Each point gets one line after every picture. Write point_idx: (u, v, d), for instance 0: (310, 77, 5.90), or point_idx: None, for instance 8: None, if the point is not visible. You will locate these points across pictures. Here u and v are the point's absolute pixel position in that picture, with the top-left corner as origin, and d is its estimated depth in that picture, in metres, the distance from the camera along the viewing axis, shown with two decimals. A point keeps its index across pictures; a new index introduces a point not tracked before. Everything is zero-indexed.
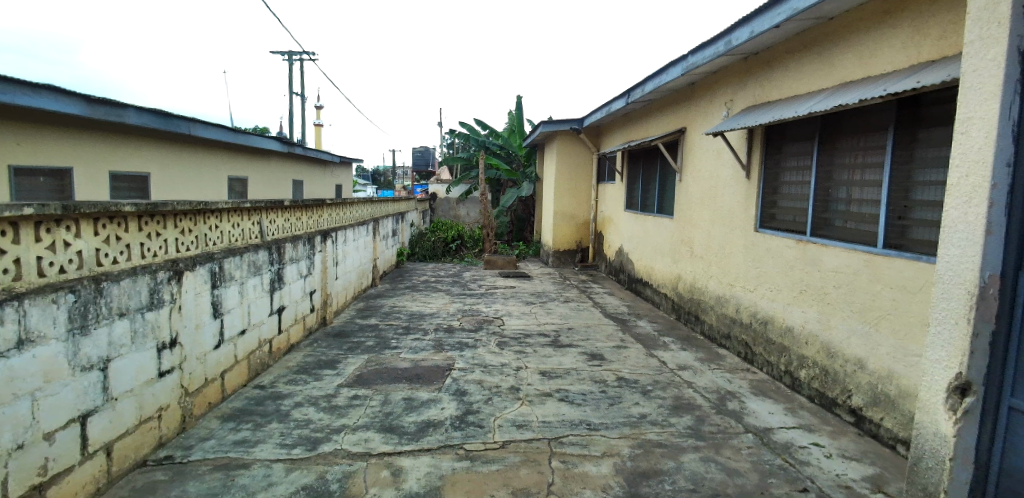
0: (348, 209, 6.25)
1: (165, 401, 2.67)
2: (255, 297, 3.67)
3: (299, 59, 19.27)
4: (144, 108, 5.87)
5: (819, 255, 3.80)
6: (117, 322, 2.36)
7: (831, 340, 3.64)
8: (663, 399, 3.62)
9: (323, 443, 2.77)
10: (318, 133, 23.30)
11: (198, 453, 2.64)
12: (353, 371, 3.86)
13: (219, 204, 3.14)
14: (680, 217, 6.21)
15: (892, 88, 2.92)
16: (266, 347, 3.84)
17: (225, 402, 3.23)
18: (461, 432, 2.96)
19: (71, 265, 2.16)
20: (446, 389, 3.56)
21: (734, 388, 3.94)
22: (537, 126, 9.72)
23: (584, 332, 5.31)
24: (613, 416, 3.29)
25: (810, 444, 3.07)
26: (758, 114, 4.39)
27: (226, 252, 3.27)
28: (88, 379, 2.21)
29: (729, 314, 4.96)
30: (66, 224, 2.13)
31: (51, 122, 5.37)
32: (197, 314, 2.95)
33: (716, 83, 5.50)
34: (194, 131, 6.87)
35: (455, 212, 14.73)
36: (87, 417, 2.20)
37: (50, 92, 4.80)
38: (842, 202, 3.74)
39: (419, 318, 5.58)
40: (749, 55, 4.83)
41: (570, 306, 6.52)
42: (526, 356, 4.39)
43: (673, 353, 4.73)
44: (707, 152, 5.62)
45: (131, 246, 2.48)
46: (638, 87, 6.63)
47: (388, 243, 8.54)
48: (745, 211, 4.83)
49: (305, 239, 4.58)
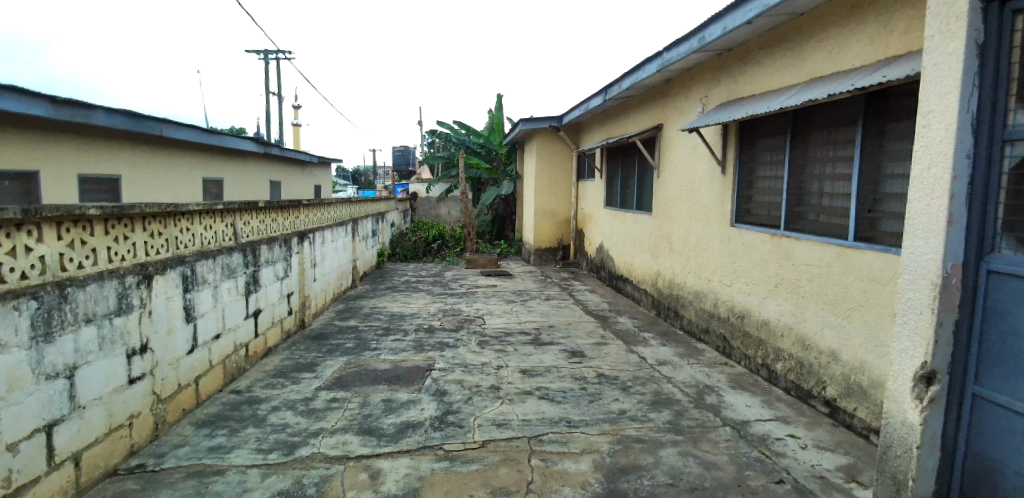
0: (326, 209, 6.19)
1: (136, 408, 2.62)
2: (230, 300, 3.61)
3: (275, 58, 18.92)
4: (113, 108, 5.72)
5: (793, 249, 3.87)
6: (84, 329, 2.31)
7: (806, 333, 3.72)
8: (642, 395, 3.65)
9: (300, 447, 2.74)
10: (297, 133, 22.94)
11: (171, 460, 2.59)
12: (333, 373, 3.84)
13: (190, 207, 3.09)
14: (659, 213, 6.26)
15: (860, 82, 2.99)
16: (242, 351, 3.78)
17: (200, 407, 3.18)
18: (440, 433, 2.95)
19: (33, 270, 2.10)
20: (426, 390, 3.55)
21: (712, 382, 3.99)
22: (517, 124, 9.71)
23: (565, 329, 5.32)
24: (593, 413, 3.31)
25: (786, 436, 3.13)
26: (732, 109, 4.46)
27: (199, 255, 3.21)
28: (54, 387, 2.15)
29: (708, 308, 5.02)
30: (27, 228, 2.06)
31: (14, 123, 5.19)
32: (168, 318, 2.89)
33: (691, 80, 5.56)
34: (166, 132, 6.73)
35: (436, 211, 14.69)
36: (53, 426, 2.15)
37: (14, 93, 4.65)
38: (814, 196, 3.81)
39: (400, 318, 5.55)
40: (723, 52, 4.88)
41: (551, 304, 6.53)
42: (506, 354, 4.39)
43: (653, 349, 4.78)
44: (684, 148, 5.68)
45: (97, 251, 2.42)
46: (616, 84, 6.67)
47: (368, 243, 8.48)
48: (721, 206, 4.89)
49: (281, 241, 4.53)
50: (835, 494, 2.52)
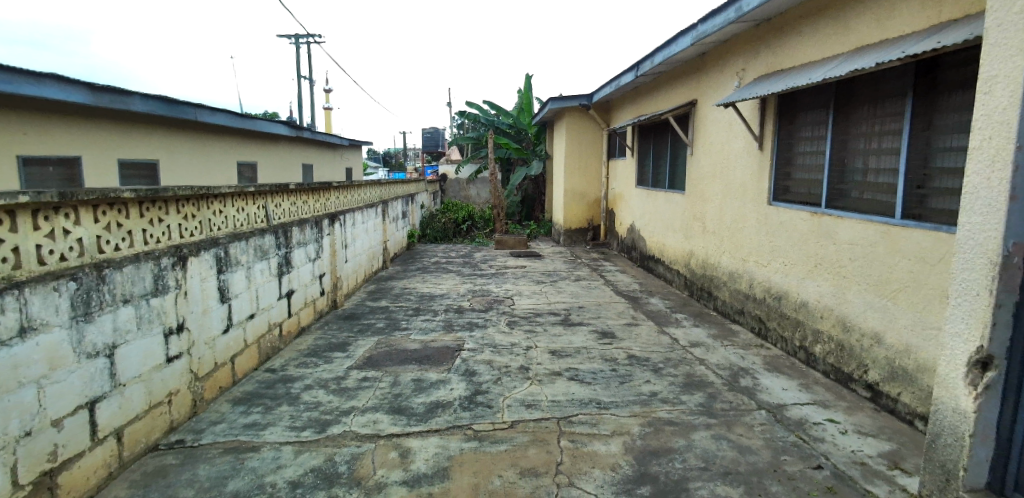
0: (357, 192, 6.24)
1: (174, 386, 2.70)
2: (263, 281, 3.68)
3: (307, 42, 19.11)
4: (149, 94, 5.85)
5: (834, 227, 3.71)
6: (122, 309, 2.37)
7: (846, 314, 3.57)
8: (674, 377, 3.58)
9: (332, 425, 2.78)
10: (328, 117, 23.19)
11: (209, 436, 2.67)
12: (364, 353, 3.89)
13: (222, 189, 3.14)
14: (692, 191, 6.10)
15: (911, 49, 2.79)
16: (276, 331, 3.86)
17: (236, 385, 3.27)
18: (470, 413, 2.95)
19: (72, 253, 2.16)
20: (456, 370, 3.56)
21: (747, 364, 3.89)
22: (546, 103, 9.56)
23: (596, 310, 5.26)
24: (624, 394, 3.27)
25: (825, 420, 3.03)
26: (770, 82, 4.26)
27: (232, 237, 3.27)
28: (95, 366, 2.23)
29: (743, 289, 4.88)
30: (65, 212, 2.11)
31: (56, 111, 5.36)
32: (203, 299, 2.96)
33: (727, 53, 5.34)
34: (200, 116, 6.86)
35: (466, 193, 14.71)
36: (96, 403, 2.23)
37: (54, 81, 4.79)
38: (858, 171, 3.63)
39: (430, 299, 5.58)
40: (761, 22, 4.66)
41: (581, 284, 6.47)
42: (536, 335, 4.37)
43: (686, 330, 4.69)
44: (719, 124, 5.48)
45: (133, 233, 2.48)
46: (647, 59, 6.46)
47: (398, 225, 8.56)
48: (758, 183, 4.72)
49: (312, 223, 4.58)
50: (877, 482, 2.42)
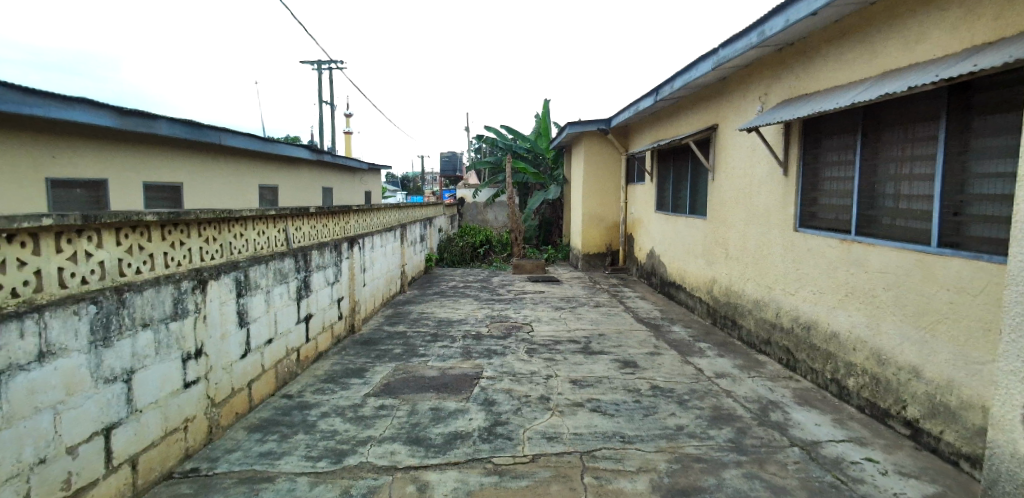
0: (376, 215, 6.25)
1: (190, 412, 2.66)
2: (282, 305, 3.65)
3: (329, 69, 19.54)
4: (175, 118, 5.98)
5: (865, 255, 3.59)
6: (140, 333, 2.35)
7: (881, 346, 3.42)
8: (701, 410, 3.45)
9: (348, 455, 2.71)
10: (349, 141, 23.57)
11: (223, 465, 2.61)
12: (381, 379, 3.81)
13: (243, 212, 3.14)
14: (714, 217, 5.99)
15: (944, 73, 2.72)
16: (293, 356, 3.82)
17: (253, 412, 3.21)
18: (489, 445, 2.85)
19: (93, 276, 2.15)
20: (475, 399, 3.47)
21: (777, 397, 3.73)
22: (564, 128, 9.58)
23: (617, 338, 5.13)
24: (648, 428, 3.14)
25: (863, 460, 2.87)
26: (794, 107, 4.19)
27: (252, 260, 3.26)
28: (112, 391, 2.19)
29: (769, 318, 4.73)
30: (87, 234, 2.11)
31: (85, 134, 5.49)
32: (222, 324, 2.93)
33: (749, 77, 5.29)
34: (223, 140, 6.98)
35: (483, 216, 14.74)
36: (112, 429, 2.19)
37: (83, 105, 4.92)
38: (889, 197, 3.52)
39: (448, 324, 5.51)
40: (783, 46, 4.62)
41: (601, 311, 6.35)
42: (556, 363, 4.26)
43: (711, 360, 4.54)
44: (742, 149, 5.41)
45: (154, 256, 2.47)
46: (667, 84, 6.44)
47: (416, 248, 8.56)
48: (784, 209, 4.61)
49: (331, 246, 4.57)
50: None
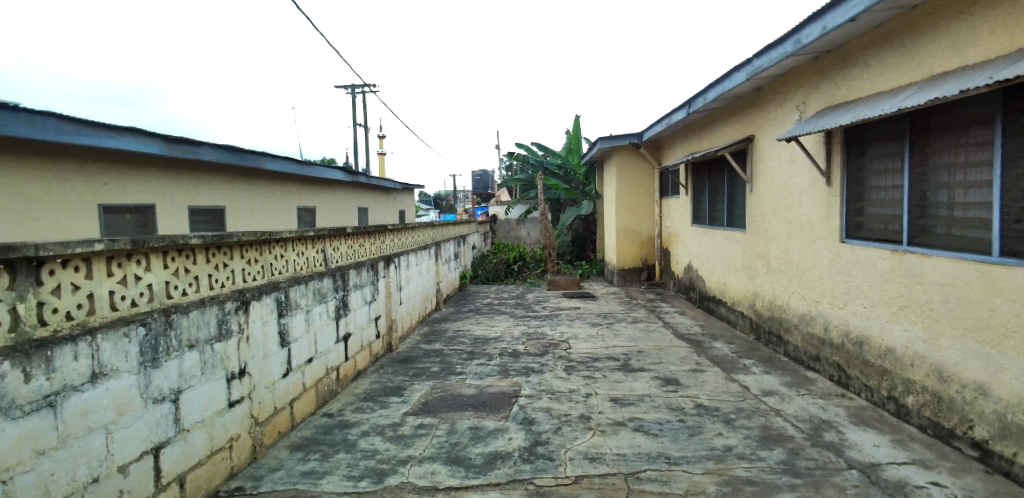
0: (410, 234, 6.32)
1: (235, 431, 2.69)
2: (322, 324, 3.70)
3: (363, 92, 20.08)
4: (218, 145, 6.22)
5: (920, 266, 3.41)
6: (187, 354, 2.40)
7: (942, 362, 3.23)
8: (749, 430, 3.31)
9: (389, 475, 2.70)
10: (383, 162, 24.06)
11: (267, 484, 2.63)
12: (419, 398, 3.81)
13: (283, 234, 3.21)
14: (754, 229, 5.83)
15: (999, 74, 2.59)
16: (333, 375, 3.85)
17: (295, 430, 3.24)
18: (530, 465, 2.80)
19: (142, 298, 2.21)
20: (514, 418, 3.42)
21: (830, 417, 3.56)
22: (595, 143, 9.55)
23: (656, 355, 5.01)
24: (694, 449, 3.03)
25: (929, 484, 2.69)
26: (835, 115, 4.06)
27: (292, 281, 3.32)
28: (160, 411, 2.24)
29: (817, 333, 4.54)
30: (136, 258, 2.18)
31: (135, 162, 5.75)
32: (264, 343, 2.98)
33: (785, 86, 5.17)
34: (263, 164, 7.22)
35: (516, 233, 14.77)
36: (160, 449, 2.23)
37: (132, 134, 5.17)
38: (943, 205, 3.35)
39: (484, 342, 5.49)
40: (821, 53, 4.50)
41: (639, 327, 6.23)
42: (595, 381, 4.18)
43: (756, 378, 4.37)
44: (780, 159, 5.26)
45: (199, 278, 2.53)
46: (700, 96, 6.35)
47: (451, 266, 8.61)
48: (829, 220, 4.44)
49: (368, 265, 4.63)
50: None
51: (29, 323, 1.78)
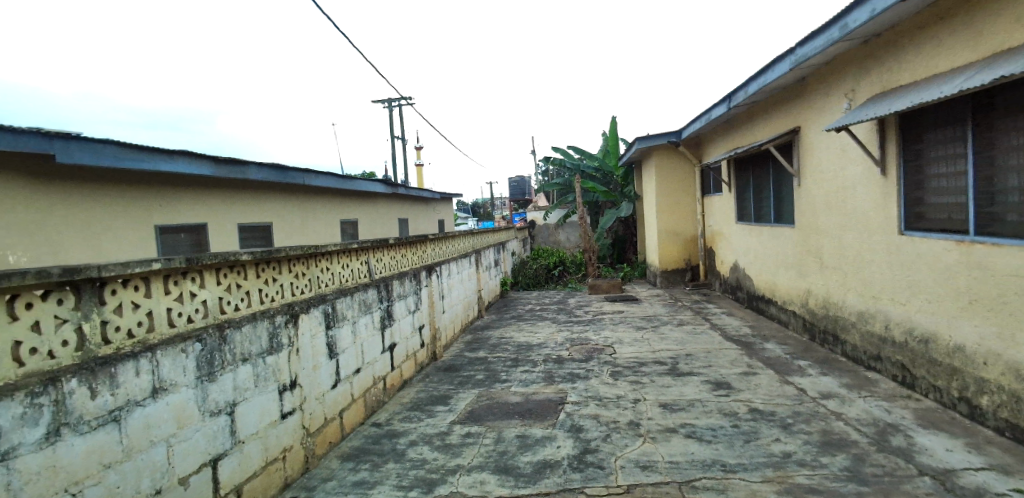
0: (451, 242, 6.37)
1: (288, 442, 2.75)
2: (368, 335, 3.75)
3: (399, 105, 20.48)
4: (263, 163, 6.45)
5: (991, 258, 3.19)
6: (241, 368, 2.47)
7: (1020, 360, 3.00)
8: (808, 435, 3.15)
9: (438, 485, 2.69)
10: (420, 173, 24.43)
11: (320, 494, 2.67)
12: (465, 406, 3.80)
13: (328, 247, 3.28)
14: (804, 224, 5.60)
15: None
16: (380, 385, 3.90)
17: (345, 440, 3.29)
18: (580, 474, 2.74)
19: (198, 314, 2.29)
20: (561, 425, 3.37)
21: (895, 420, 3.35)
22: (632, 144, 9.41)
23: (705, 358, 4.86)
24: (751, 455, 2.90)
25: (1012, 491, 2.49)
26: (887, 101, 3.85)
27: (338, 293, 3.38)
28: (217, 424, 2.31)
29: (877, 332, 4.30)
30: (191, 276, 2.25)
31: (188, 183, 6.02)
32: (314, 355, 3.04)
33: (831, 75, 4.96)
34: (306, 181, 7.43)
35: (555, 238, 14.71)
36: (218, 460, 2.29)
37: (183, 157, 5.42)
38: (1014, 191, 3.12)
39: (527, 349, 5.45)
40: (869, 38, 4.29)
41: (685, 330, 6.07)
42: (643, 386, 4.08)
43: (813, 380, 4.18)
44: (830, 151, 5.04)
45: (250, 293, 2.60)
46: (741, 90, 6.16)
47: (491, 273, 8.63)
48: (885, 212, 4.22)
49: (411, 275, 4.68)
50: None
51: (94, 342, 1.85)
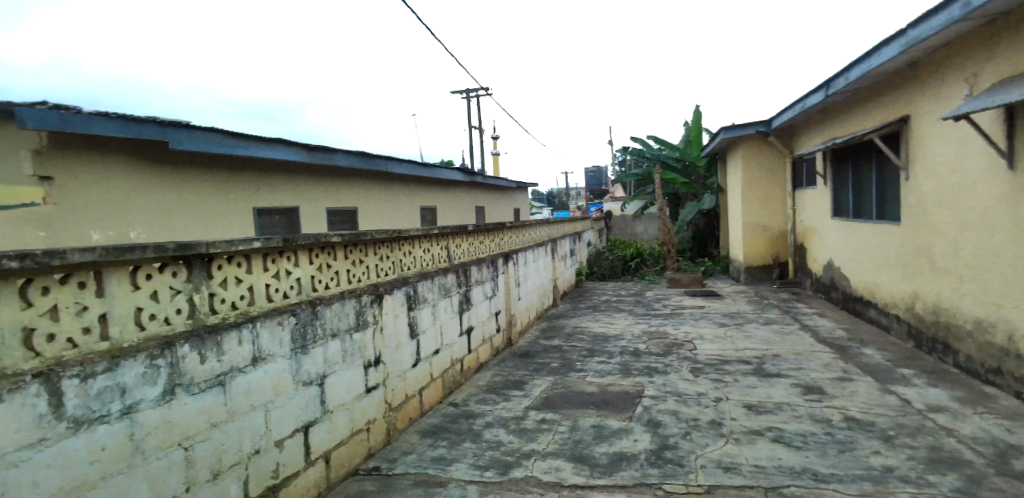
0: (527, 231, 6.39)
1: (372, 415, 2.88)
2: (447, 318, 3.85)
3: (478, 95, 20.74)
4: (350, 151, 6.75)
5: None
6: (331, 342, 2.61)
7: None
8: (913, 450, 2.89)
9: (514, 468, 2.72)
10: (498, 162, 24.67)
11: (401, 466, 2.78)
12: (540, 393, 3.82)
13: (411, 232, 3.38)
14: (913, 221, 5.11)
15: None
16: (458, 366, 3.99)
17: (424, 417, 3.41)
18: (658, 470, 2.67)
19: (292, 291, 2.43)
20: (638, 419, 3.30)
21: (1020, 441, 3.00)
22: (717, 134, 8.98)
23: (795, 360, 4.57)
24: (846, 466, 2.70)
25: None
26: (1018, 85, 3.41)
27: (420, 276, 3.49)
28: (309, 393, 2.46)
29: (999, 342, 3.86)
30: (288, 255, 2.40)
31: (284, 169, 6.41)
32: (397, 335, 3.16)
33: (949, 57, 4.46)
34: (389, 168, 7.71)
35: (633, 229, 14.38)
36: (309, 427, 2.45)
37: (280, 144, 5.78)
38: None
39: (603, 340, 5.38)
40: (995, 17, 3.81)
41: (772, 329, 5.74)
42: (725, 386, 3.91)
43: (920, 390, 3.82)
44: (946, 141, 4.55)
45: (339, 273, 2.74)
46: (841, 75, 5.69)
47: (567, 263, 8.59)
48: (1013, 210, 3.75)
49: (488, 262, 4.74)
50: None
51: (203, 311, 2.01)
